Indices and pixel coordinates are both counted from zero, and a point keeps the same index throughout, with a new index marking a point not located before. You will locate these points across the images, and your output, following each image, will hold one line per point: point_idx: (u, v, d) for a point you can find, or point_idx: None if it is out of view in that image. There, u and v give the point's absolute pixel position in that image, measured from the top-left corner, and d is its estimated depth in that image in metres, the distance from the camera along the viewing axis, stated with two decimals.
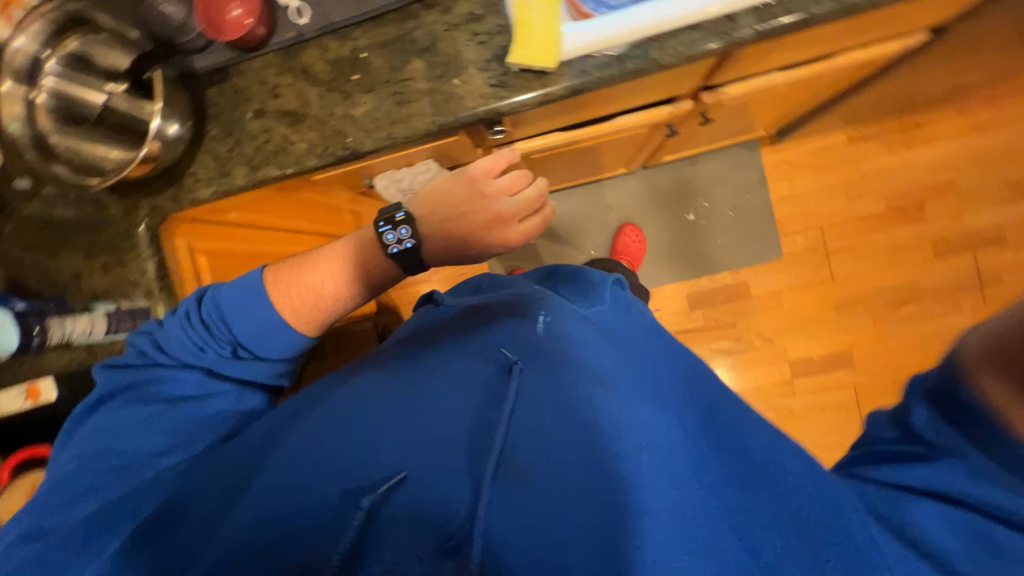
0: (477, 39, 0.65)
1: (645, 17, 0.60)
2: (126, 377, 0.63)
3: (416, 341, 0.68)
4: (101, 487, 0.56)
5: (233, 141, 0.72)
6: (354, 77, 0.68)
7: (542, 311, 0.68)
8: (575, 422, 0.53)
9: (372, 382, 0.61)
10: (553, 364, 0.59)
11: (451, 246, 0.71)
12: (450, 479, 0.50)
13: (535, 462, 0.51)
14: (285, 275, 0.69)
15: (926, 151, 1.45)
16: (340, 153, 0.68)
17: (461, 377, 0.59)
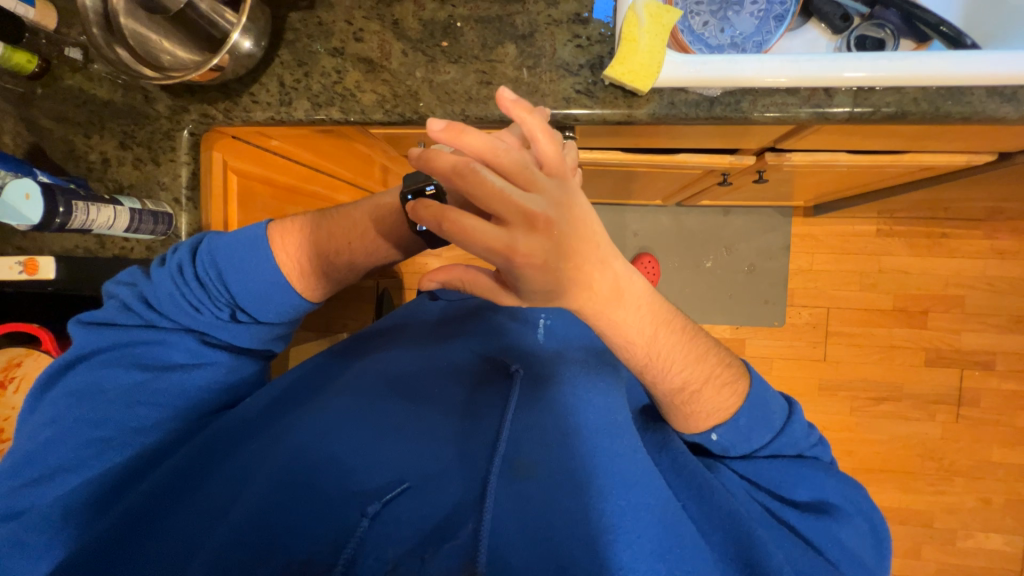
0: (575, 42, 0.64)
1: (748, 68, 0.59)
2: (109, 337, 0.57)
3: (421, 340, 0.70)
4: (77, 465, 0.52)
5: (302, 72, 0.70)
6: (443, 44, 0.67)
7: (541, 318, 0.73)
8: (569, 441, 0.55)
9: (379, 377, 0.63)
10: (553, 383, 0.61)
11: None
12: (450, 485, 0.51)
13: (535, 460, 0.53)
14: (295, 236, 0.62)
15: (945, 263, 1.48)
16: (407, 115, 0.67)
17: (461, 378, 0.63)
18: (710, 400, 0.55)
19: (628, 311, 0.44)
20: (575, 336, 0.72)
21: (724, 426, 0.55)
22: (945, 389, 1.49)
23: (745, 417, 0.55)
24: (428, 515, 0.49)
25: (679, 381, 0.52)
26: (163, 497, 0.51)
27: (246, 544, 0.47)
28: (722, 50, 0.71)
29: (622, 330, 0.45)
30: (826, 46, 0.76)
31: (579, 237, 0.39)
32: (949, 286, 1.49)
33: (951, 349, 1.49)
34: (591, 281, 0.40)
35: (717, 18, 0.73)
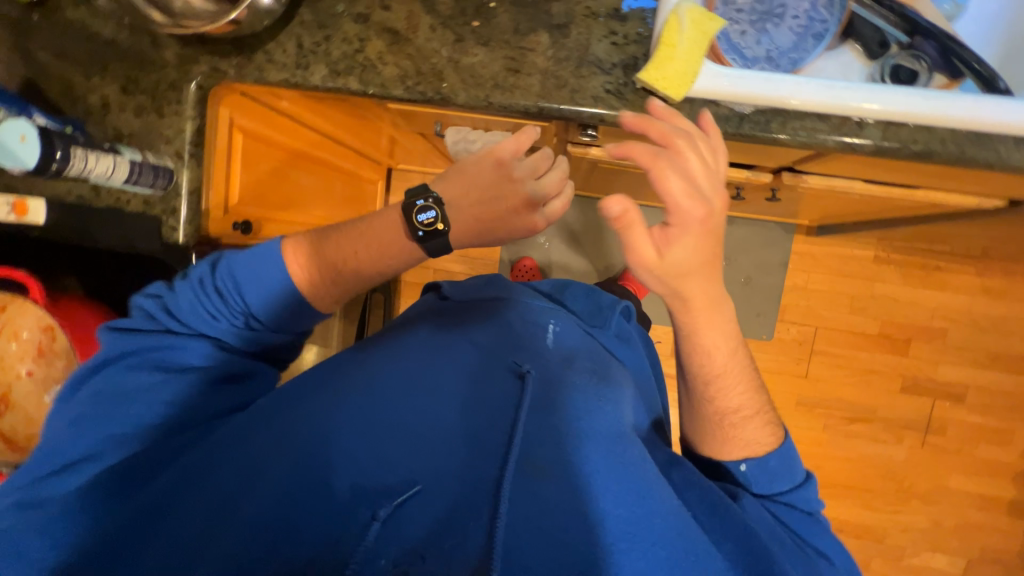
0: (611, 39, 0.62)
1: (782, 90, 0.59)
2: (132, 343, 0.58)
3: (429, 330, 0.68)
4: (96, 457, 0.53)
5: (323, 36, 0.66)
6: (474, 24, 0.64)
7: (551, 322, 0.72)
8: (573, 443, 0.56)
9: (388, 368, 0.61)
10: (560, 389, 0.61)
11: (478, 236, 0.63)
12: (461, 488, 0.52)
13: (546, 460, 0.54)
14: (305, 246, 0.62)
15: (934, 295, 1.52)
16: (428, 94, 0.64)
17: (471, 374, 0.61)
18: (754, 432, 0.61)
19: (719, 318, 0.58)
20: (583, 340, 0.72)
21: (755, 461, 0.60)
22: (915, 416, 1.55)
23: (777, 460, 0.60)
24: (443, 522, 0.49)
25: (733, 400, 0.61)
26: (173, 494, 0.51)
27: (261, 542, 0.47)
28: (755, 65, 0.70)
29: (707, 330, 0.58)
30: (860, 72, 0.76)
31: (714, 242, 0.50)
32: (935, 318, 1.52)
33: (927, 378, 1.54)
34: (707, 277, 0.52)
35: (755, 28, 0.71)
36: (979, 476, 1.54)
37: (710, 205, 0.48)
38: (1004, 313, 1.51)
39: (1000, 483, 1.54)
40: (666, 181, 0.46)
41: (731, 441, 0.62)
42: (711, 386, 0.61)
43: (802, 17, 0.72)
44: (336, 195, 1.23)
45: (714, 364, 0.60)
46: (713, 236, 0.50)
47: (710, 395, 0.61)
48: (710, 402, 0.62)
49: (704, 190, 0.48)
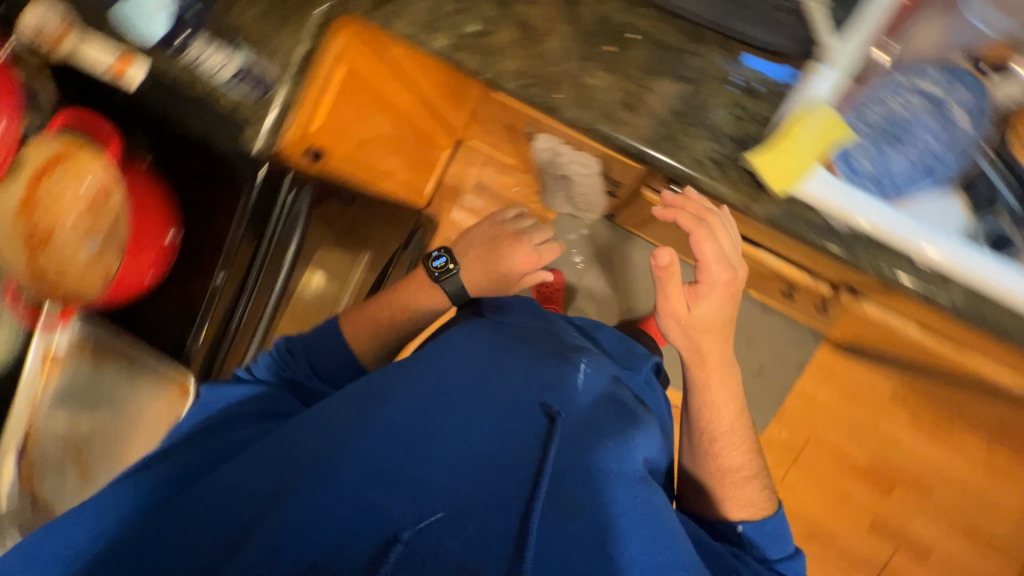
0: (735, 111, 0.60)
1: (881, 220, 0.58)
2: (214, 399, 0.76)
3: (465, 361, 0.70)
4: (191, 459, 0.66)
5: (459, 6, 0.65)
6: (608, 49, 0.62)
7: (582, 361, 0.73)
8: (596, 488, 0.57)
9: (423, 388, 0.64)
10: (585, 438, 0.61)
11: (485, 277, 0.92)
12: (486, 521, 0.52)
13: (574, 497, 0.55)
14: (358, 310, 0.90)
15: (934, 450, 1.49)
16: (538, 98, 0.63)
17: (500, 408, 0.62)
18: (750, 492, 0.78)
19: (726, 382, 0.81)
20: (610, 386, 0.73)
21: (750, 522, 0.75)
22: (871, 558, 1.53)
23: (770, 526, 0.75)
24: (472, 552, 0.50)
25: (734, 460, 0.80)
26: (221, 489, 0.56)
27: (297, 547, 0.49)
28: (858, 179, 0.68)
29: (716, 389, 0.81)
30: (961, 219, 0.71)
31: (728, 307, 0.75)
32: (927, 472, 1.50)
33: (898, 527, 1.52)
34: (715, 334, 0.77)
35: (874, 145, 0.69)
36: None
37: (733, 271, 0.71)
38: (996, 492, 1.47)
39: None
40: (704, 245, 0.68)
41: (731, 500, 0.78)
42: (715, 445, 0.81)
43: (926, 149, 0.70)
44: (403, 148, 1.23)
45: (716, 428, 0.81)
46: (728, 300, 0.74)
47: (716, 454, 0.80)
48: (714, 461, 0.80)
49: (729, 260, 0.71)
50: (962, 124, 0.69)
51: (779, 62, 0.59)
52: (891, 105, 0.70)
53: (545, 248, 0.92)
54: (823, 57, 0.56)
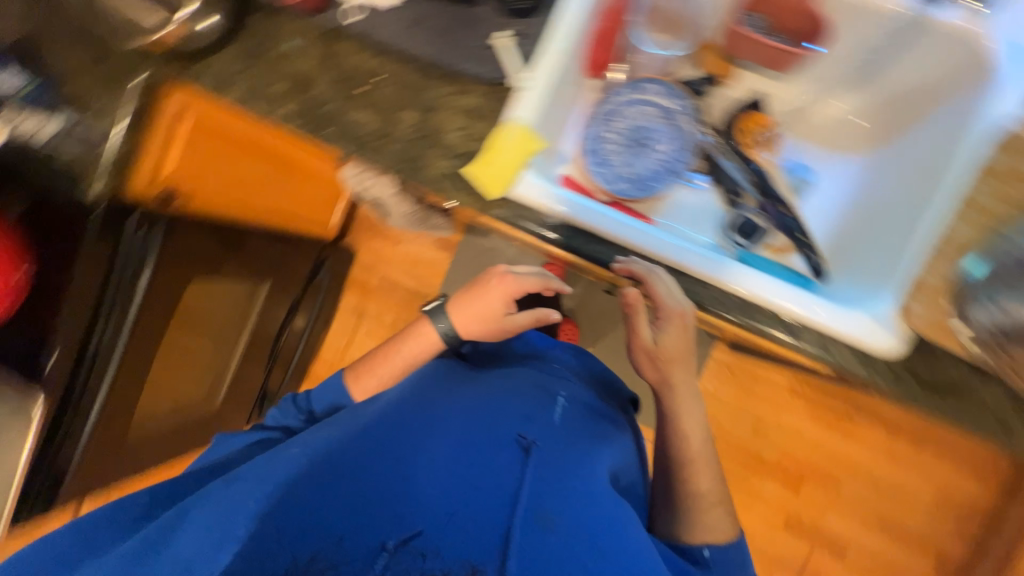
0: (462, 130, 0.70)
1: (579, 212, 0.68)
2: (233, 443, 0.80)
3: (454, 392, 0.72)
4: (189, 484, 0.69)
5: (245, 66, 0.78)
6: (359, 89, 0.74)
7: (561, 396, 0.76)
8: (584, 501, 0.60)
9: (411, 416, 0.66)
10: (560, 462, 0.64)
11: (472, 316, 0.84)
12: (468, 533, 0.53)
13: (553, 510, 0.57)
14: (365, 365, 0.89)
15: (836, 442, 1.51)
16: (310, 134, 0.75)
17: (488, 436, 0.63)
18: (719, 519, 0.73)
19: (695, 412, 0.76)
20: (584, 419, 0.76)
21: (716, 546, 0.70)
22: (793, 562, 1.52)
23: (731, 552, 0.71)
24: (458, 546, 0.52)
25: (703, 488, 0.74)
26: (224, 489, 0.59)
27: (304, 521, 0.53)
28: (614, 182, 0.79)
29: (687, 414, 0.76)
30: (719, 215, 0.82)
31: (682, 347, 0.72)
32: (833, 465, 1.51)
33: (809, 523, 1.52)
34: (679, 371, 0.75)
35: (624, 151, 0.80)
36: None
37: (688, 312, 0.67)
38: (903, 482, 1.48)
39: None
40: (657, 288, 0.65)
41: (694, 523, 0.72)
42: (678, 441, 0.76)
43: (666, 151, 0.80)
44: (289, 185, 1.35)
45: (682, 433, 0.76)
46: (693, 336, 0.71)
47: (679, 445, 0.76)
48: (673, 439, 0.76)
49: (683, 297, 0.66)
50: (687, 130, 0.79)
51: (493, 89, 0.70)
52: (632, 115, 0.79)
53: (524, 279, 0.83)
54: (518, 86, 0.68)
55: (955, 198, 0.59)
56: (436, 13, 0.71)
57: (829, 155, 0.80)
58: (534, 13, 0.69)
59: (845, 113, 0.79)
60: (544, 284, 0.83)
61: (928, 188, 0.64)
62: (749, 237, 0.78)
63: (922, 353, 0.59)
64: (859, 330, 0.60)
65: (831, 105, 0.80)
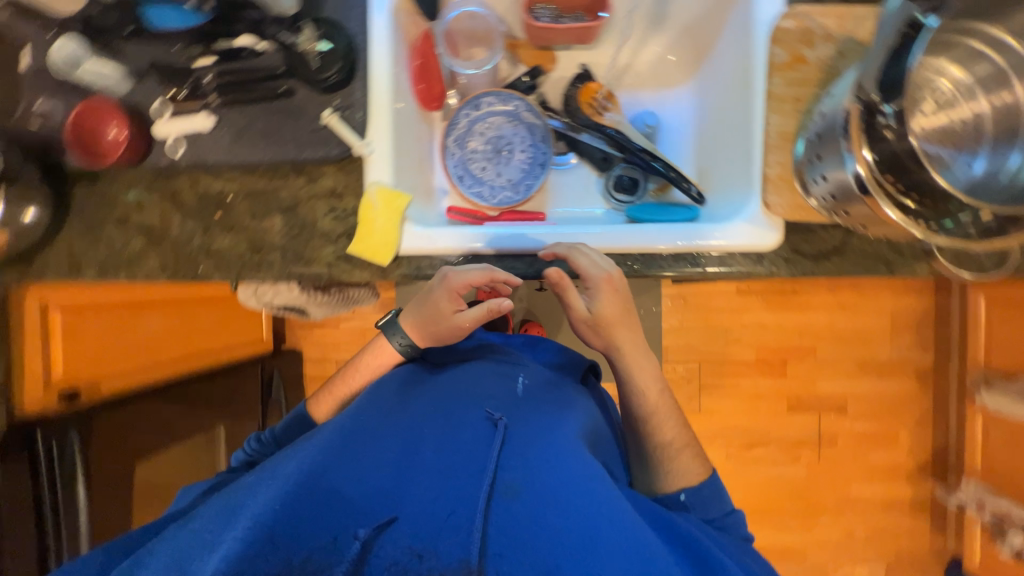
0: (332, 214, 0.71)
1: (472, 241, 0.71)
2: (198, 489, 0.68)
3: (417, 392, 0.67)
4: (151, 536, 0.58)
5: (89, 241, 0.74)
6: (216, 216, 0.73)
7: (523, 377, 0.72)
8: (561, 455, 0.54)
9: (373, 417, 0.61)
10: (534, 428, 0.59)
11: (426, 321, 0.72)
12: (437, 516, 0.49)
13: (527, 478, 0.52)
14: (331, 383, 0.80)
15: (796, 316, 1.62)
16: (187, 278, 0.73)
17: (456, 422, 0.59)
18: (691, 464, 0.67)
19: (648, 366, 0.71)
20: (552, 389, 0.71)
21: (692, 489, 0.65)
22: (809, 433, 1.64)
23: (709, 490, 0.65)
24: (428, 530, 0.48)
25: (670, 436, 0.69)
26: (181, 534, 0.52)
27: (277, 523, 0.48)
28: (496, 197, 0.85)
29: (639, 370, 0.70)
30: (597, 181, 0.88)
31: (619, 305, 0.69)
32: (803, 337, 1.63)
33: (808, 395, 1.64)
34: (626, 329, 0.71)
35: (491, 164, 0.85)
36: (875, 480, 1.65)
37: (609, 272, 0.67)
38: (863, 323, 1.62)
39: (901, 484, 1.64)
40: (577, 260, 0.67)
41: (667, 472, 0.67)
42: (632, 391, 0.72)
43: (527, 151, 0.85)
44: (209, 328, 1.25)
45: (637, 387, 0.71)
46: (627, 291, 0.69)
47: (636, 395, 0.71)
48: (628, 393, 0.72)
49: (602, 261, 0.67)
50: (537, 124, 0.83)
51: (343, 167, 0.71)
52: (485, 133, 0.84)
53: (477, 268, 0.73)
54: (364, 155, 0.69)
55: (760, 98, 0.65)
56: (255, 118, 0.71)
57: (663, 95, 0.87)
58: (351, 78, 0.69)
59: (660, 54, 0.86)
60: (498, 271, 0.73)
61: (735, 79, 0.71)
62: (631, 194, 0.85)
63: (799, 232, 0.65)
64: (743, 237, 0.65)
65: (645, 52, 0.86)
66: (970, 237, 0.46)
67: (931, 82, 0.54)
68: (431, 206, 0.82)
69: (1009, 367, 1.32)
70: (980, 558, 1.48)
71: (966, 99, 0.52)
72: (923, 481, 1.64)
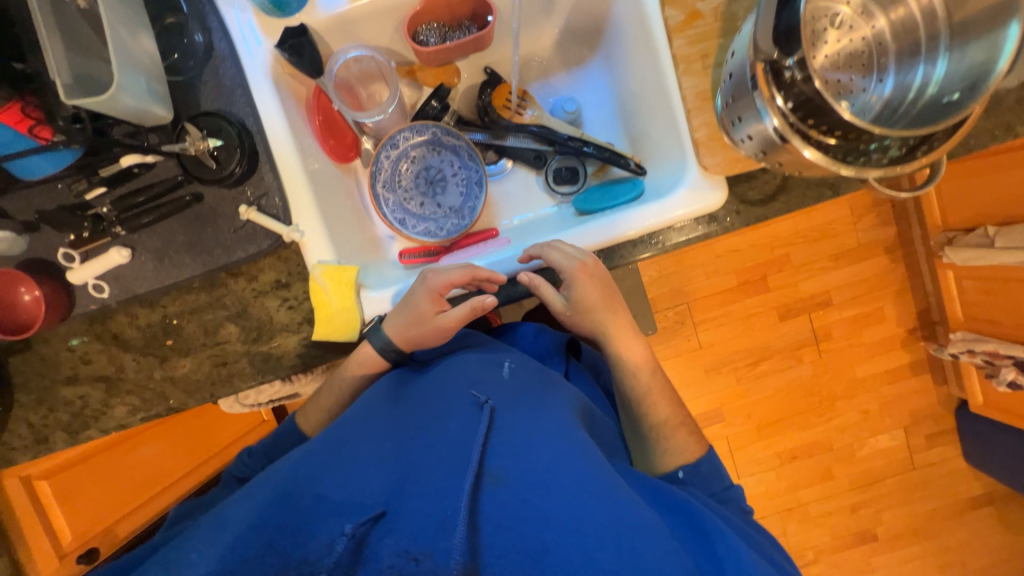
0: (286, 304, 0.68)
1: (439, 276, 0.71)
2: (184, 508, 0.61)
3: (402, 397, 0.65)
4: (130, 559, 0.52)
5: (46, 409, 0.70)
6: (168, 343, 0.69)
7: (509, 359, 0.69)
8: (551, 436, 0.54)
9: (358, 424, 0.59)
10: (523, 409, 0.59)
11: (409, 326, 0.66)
12: (433, 508, 0.49)
13: (516, 464, 0.52)
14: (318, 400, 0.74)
15: (764, 231, 1.66)
16: (162, 413, 0.70)
17: (446, 420, 0.59)
18: (685, 440, 0.71)
19: (635, 345, 0.74)
20: (538, 370, 0.70)
21: (690, 467, 0.68)
22: (803, 335, 1.70)
23: (706, 467, 0.68)
24: (426, 523, 0.48)
25: (664, 415, 0.73)
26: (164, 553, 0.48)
27: (266, 531, 0.45)
28: (444, 227, 0.81)
29: (628, 349, 0.74)
30: (537, 180, 0.87)
31: (606, 292, 0.70)
32: (775, 248, 1.67)
33: (794, 300, 1.69)
34: (614, 312, 0.72)
35: (428, 196, 0.82)
36: (875, 358, 1.72)
37: (589, 260, 0.66)
38: (825, 218, 1.66)
39: (898, 354, 1.72)
40: (552, 254, 0.66)
41: (665, 451, 0.71)
42: (623, 375, 0.75)
43: (460, 172, 0.82)
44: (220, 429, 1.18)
45: (628, 369, 0.74)
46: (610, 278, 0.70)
47: (630, 378, 0.74)
48: (620, 376, 0.75)
49: (578, 248, 0.67)
50: (459, 142, 0.80)
51: (280, 254, 0.68)
52: (411, 167, 0.81)
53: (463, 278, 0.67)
54: (296, 239, 0.65)
55: (668, 63, 0.64)
56: (171, 233, 0.66)
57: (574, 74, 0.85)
58: (256, 164, 0.65)
59: (558, 34, 0.83)
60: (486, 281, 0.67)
61: (639, 45, 0.69)
62: (574, 182, 0.83)
63: (743, 181, 0.66)
64: (691, 206, 0.65)
65: (543, 36, 0.83)
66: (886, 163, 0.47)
67: (828, 7, 0.53)
68: (381, 259, 0.79)
69: (969, 221, 1.38)
70: (982, 397, 1.58)
71: (864, 18, 0.53)
72: (916, 345, 1.71)
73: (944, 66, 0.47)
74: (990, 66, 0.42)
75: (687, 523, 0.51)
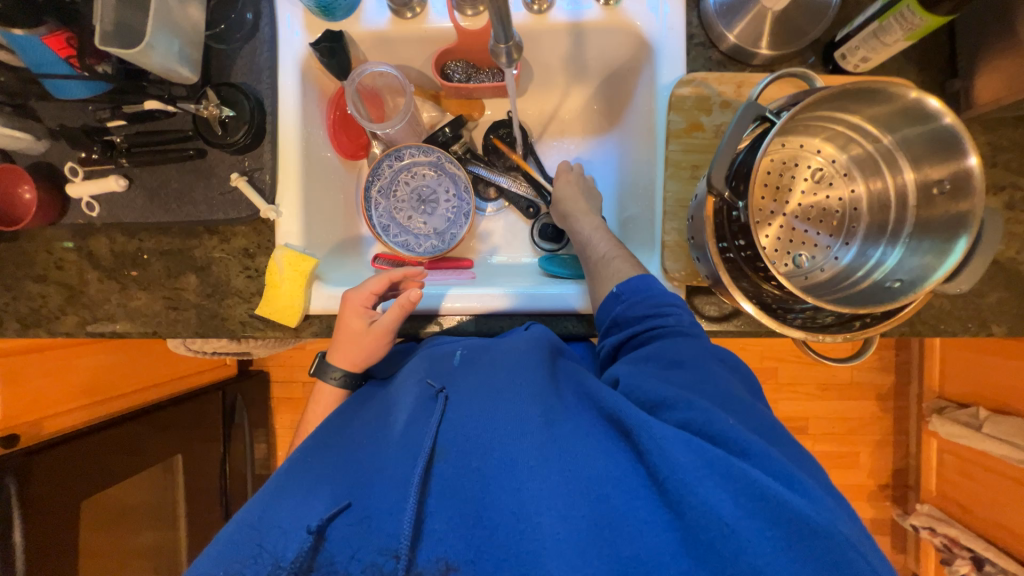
0: (246, 273, 0.72)
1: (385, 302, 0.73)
2: None
3: (383, 398, 0.64)
4: None
5: (10, 297, 0.75)
6: (133, 272, 0.74)
7: (462, 346, 0.66)
8: (496, 409, 0.51)
9: (338, 435, 0.59)
10: (478, 384, 0.55)
11: (352, 344, 0.68)
12: (388, 491, 0.46)
13: (466, 438, 0.49)
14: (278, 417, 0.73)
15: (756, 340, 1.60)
16: (107, 334, 0.74)
17: (403, 407, 0.57)
18: (620, 265, 0.65)
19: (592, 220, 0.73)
20: (526, 335, 0.64)
21: (623, 282, 0.62)
22: None
23: (640, 285, 0.61)
24: (385, 515, 0.45)
25: (603, 249, 0.69)
26: None
27: (240, 552, 0.45)
28: (421, 245, 0.84)
29: (585, 221, 0.73)
30: (524, 228, 0.89)
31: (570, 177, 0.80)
32: (765, 359, 1.59)
33: None
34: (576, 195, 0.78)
35: (418, 213, 0.86)
36: None
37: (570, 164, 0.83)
38: None
39: (861, 506, 1.63)
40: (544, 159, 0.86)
41: (606, 279, 0.66)
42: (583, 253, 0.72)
43: (452, 200, 0.85)
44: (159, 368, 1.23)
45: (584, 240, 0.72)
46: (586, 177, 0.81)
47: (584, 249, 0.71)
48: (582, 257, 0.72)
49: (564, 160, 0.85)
50: (457, 172, 0.82)
51: (256, 227, 0.72)
52: (408, 182, 0.85)
53: (376, 282, 0.69)
54: (272, 217, 0.70)
55: (660, 163, 0.66)
56: (167, 178, 0.71)
57: (588, 141, 0.88)
58: (261, 140, 0.69)
59: (583, 103, 0.86)
60: (396, 275, 0.69)
61: (644, 136, 0.72)
62: (556, 242, 0.85)
63: (702, 294, 0.66)
64: None
65: (569, 100, 0.86)
66: (811, 328, 0.50)
67: (808, 159, 0.56)
68: (356, 257, 0.83)
69: (966, 396, 1.33)
70: None
71: (845, 179, 0.56)
72: (882, 504, 1.63)
73: (897, 256, 0.51)
74: (931, 272, 0.46)
75: (655, 438, 0.43)
